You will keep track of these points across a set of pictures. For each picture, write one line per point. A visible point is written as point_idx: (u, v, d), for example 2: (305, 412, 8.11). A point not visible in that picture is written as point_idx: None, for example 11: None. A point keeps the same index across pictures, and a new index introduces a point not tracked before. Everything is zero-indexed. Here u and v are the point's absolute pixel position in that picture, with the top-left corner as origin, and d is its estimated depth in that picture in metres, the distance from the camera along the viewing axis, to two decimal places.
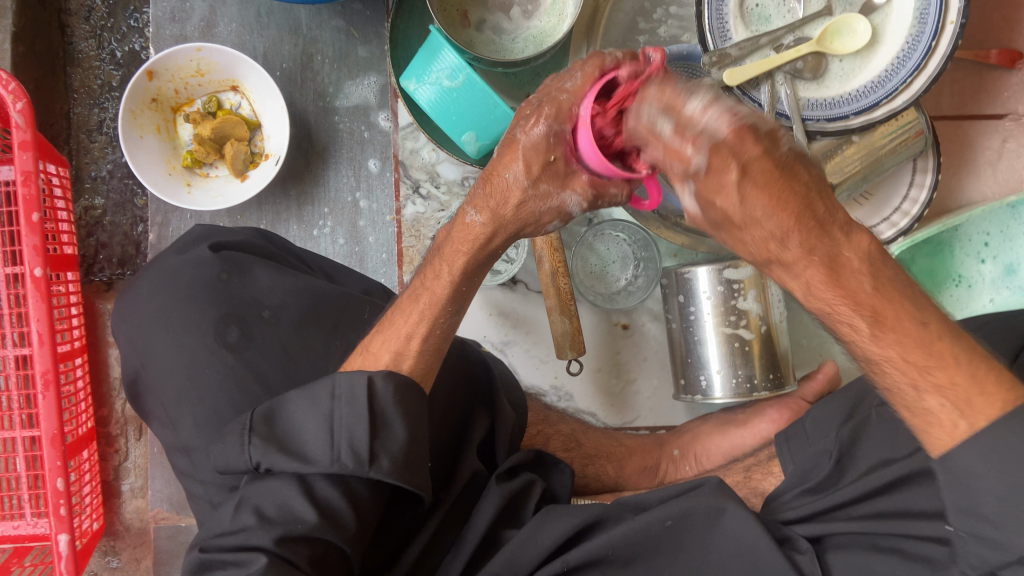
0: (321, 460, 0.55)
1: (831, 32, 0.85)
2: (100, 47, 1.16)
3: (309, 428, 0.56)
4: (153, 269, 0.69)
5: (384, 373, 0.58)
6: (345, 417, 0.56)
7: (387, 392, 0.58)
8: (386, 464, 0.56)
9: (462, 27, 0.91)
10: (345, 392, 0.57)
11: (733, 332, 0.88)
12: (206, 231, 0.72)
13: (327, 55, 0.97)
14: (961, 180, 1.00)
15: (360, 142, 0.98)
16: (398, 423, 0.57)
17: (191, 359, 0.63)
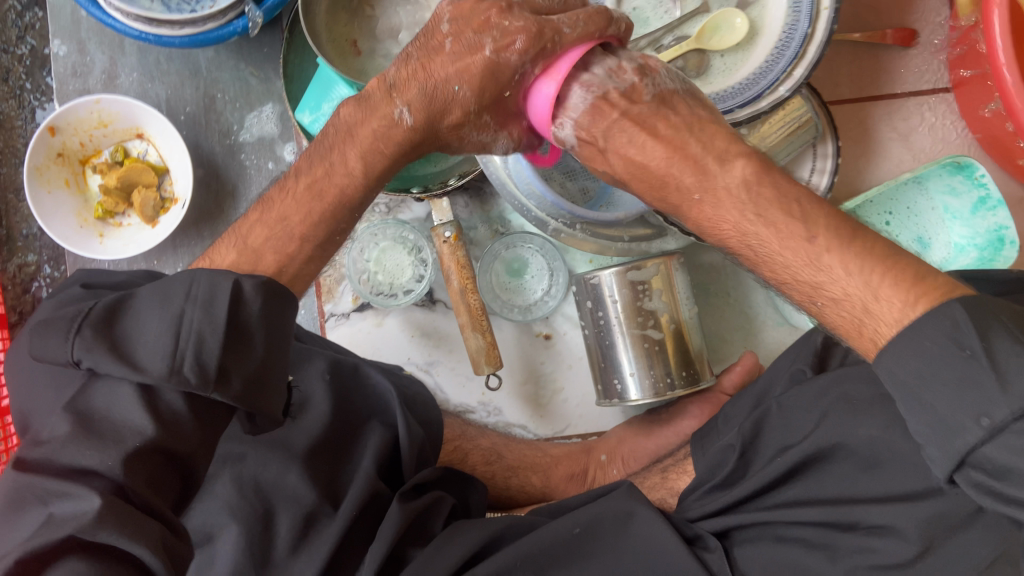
0: (156, 367, 0.50)
1: (708, 29, 0.86)
2: (20, 107, 1.17)
3: (130, 330, 0.52)
4: (31, 320, 0.71)
5: (251, 277, 0.53)
6: (162, 320, 0.51)
7: (205, 295, 0.52)
8: (194, 377, 0.50)
9: (355, 56, 0.93)
10: (201, 293, 0.52)
11: (643, 332, 0.88)
12: (86, 275, 0.73)
13: (229, 95, 0.99)
14: (869, 161, 1.00)
15: (269, 177, 0.99)
16: (215, 332, 0.51)
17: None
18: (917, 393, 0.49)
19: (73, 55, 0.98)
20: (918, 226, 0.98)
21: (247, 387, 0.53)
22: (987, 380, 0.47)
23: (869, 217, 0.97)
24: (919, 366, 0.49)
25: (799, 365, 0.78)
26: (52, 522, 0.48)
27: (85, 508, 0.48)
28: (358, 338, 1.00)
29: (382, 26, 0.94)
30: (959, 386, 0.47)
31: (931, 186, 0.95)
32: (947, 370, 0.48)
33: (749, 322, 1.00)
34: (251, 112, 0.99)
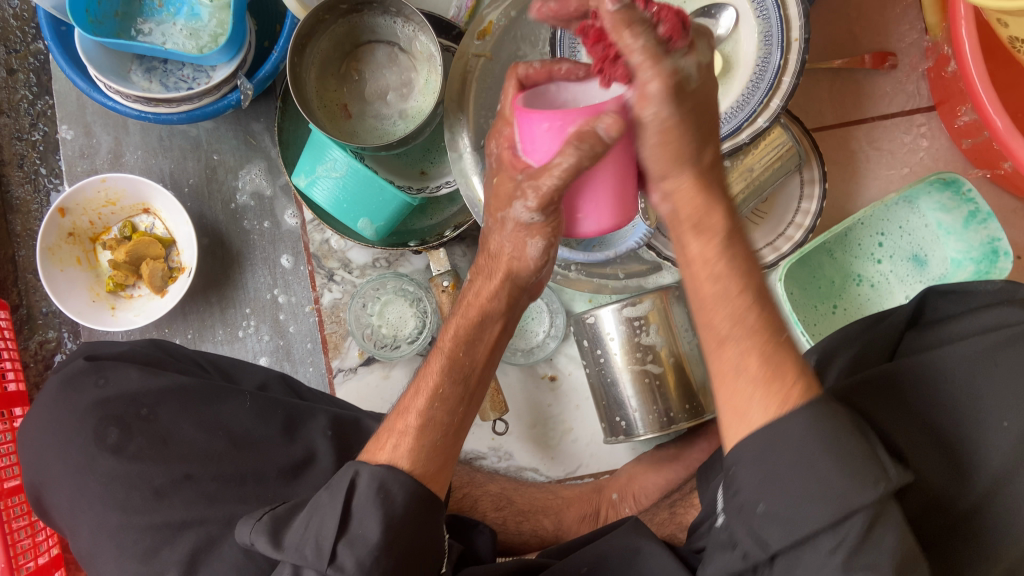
0: (290, 548, 0.57)
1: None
2: (36, 190, 1.22)
3: (302, 525, 0.59)
4: (42, 399, 0.76)
5: (370, 468, 0.60)
6: (328, 508, 0.58)
7: (372, 489, 0.59)
8: (349, 564, 0.56)
9: (346, 119, 0.97)
10: (336, 485, 0.60)
11: (643, 368, 0.89)
12: (91, 347, 0.79)
13: (229, 165, 1.03)
14: (857, 184, 1.01)
15: (271, 240, 1.03)
16: (373, 524, 0.57)
17: (76, 464, 0.70)
18: (772, 471, 0.51)
19: (80, 138, 1.03)
20: (910, 246, 0.98)
21: (400, 569, 0.57)
22: (870, 467, 0.50)
23: (856, 238, 0.99)
24: (803, 439, 0.50)
25: None
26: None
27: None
28: (367, 392, 1.02)
29: (370, 89, 0.98)
30: (838, 475, 0.49)
31: (923, 204, 0.95)
32: (828, 461, 0.50)
33: None
34: (247, 175, 1.03)
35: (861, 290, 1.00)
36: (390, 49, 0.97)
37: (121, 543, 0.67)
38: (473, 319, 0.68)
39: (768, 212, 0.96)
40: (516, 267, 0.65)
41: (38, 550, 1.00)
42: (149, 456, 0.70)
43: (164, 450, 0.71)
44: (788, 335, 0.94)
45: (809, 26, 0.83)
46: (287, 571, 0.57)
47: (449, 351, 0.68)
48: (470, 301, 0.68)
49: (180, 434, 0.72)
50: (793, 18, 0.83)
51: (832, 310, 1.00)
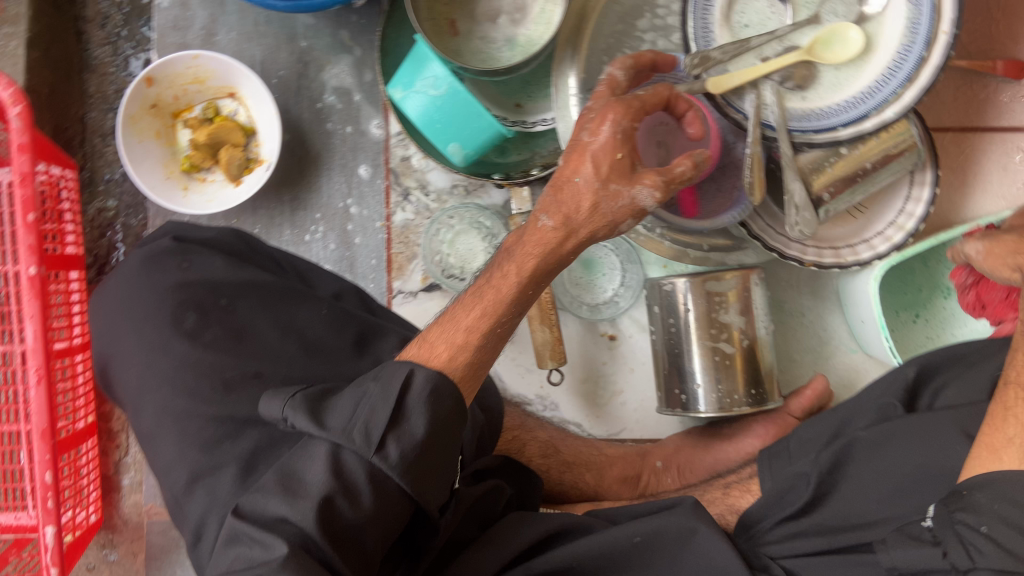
0: (333, 427, 0.55)
1: (823, 41, 0.82)
2: (115, 53, 1.21)
3: (347, 402, 0.57)
4: (121, 271, 0.74)
5: (424, 369, 0.58)
6: (380, 397, 0.56)
7: (428, 384, 0.57)
8: (394, 456, 0.54)
9: (452, 36, 0.92)
10: (386, 378, 0.58)
11: (714, 345, 0.86)
12: (176, 228, 0.77)
13: (322, 63, 0.99)
14: (968, 193, 0.96)
15: (352, 147, 1.00)
16: (421, 420, 0.56)
17: (153, 343, 0.69)
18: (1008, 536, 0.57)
19: (174, 9, 0.99)
20: None
21: (422, 473, 0.56)
22: None
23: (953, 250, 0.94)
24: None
25: (888, 399, 0.75)
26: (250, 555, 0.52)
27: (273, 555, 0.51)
28: (424, 318, 1.00)
29: (482, 9, 0.93)
30: None
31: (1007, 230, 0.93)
32: None
33: (821, 346, 0.99)
34: (339, 76, 0.99)
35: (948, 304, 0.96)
36: None
37: (183, 432, 0.65)
38: (531, 254, 0.64)
39: (868, 208, 0.91)
40: (603, 202, 0.62)
41: (76, 416, 1.00)
42: (226, 347, 0.69)
43: (239, 344, 0.70)
44: (864, 337, 0.93)
45: (962, 20, 0.76)
46: (324, 449, 0.55)
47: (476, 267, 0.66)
48: (528, 240, 0.64)
49: (255, 330, 0.71)
50: (946, 8, 0.76)
51: (913, 319, 0.97)
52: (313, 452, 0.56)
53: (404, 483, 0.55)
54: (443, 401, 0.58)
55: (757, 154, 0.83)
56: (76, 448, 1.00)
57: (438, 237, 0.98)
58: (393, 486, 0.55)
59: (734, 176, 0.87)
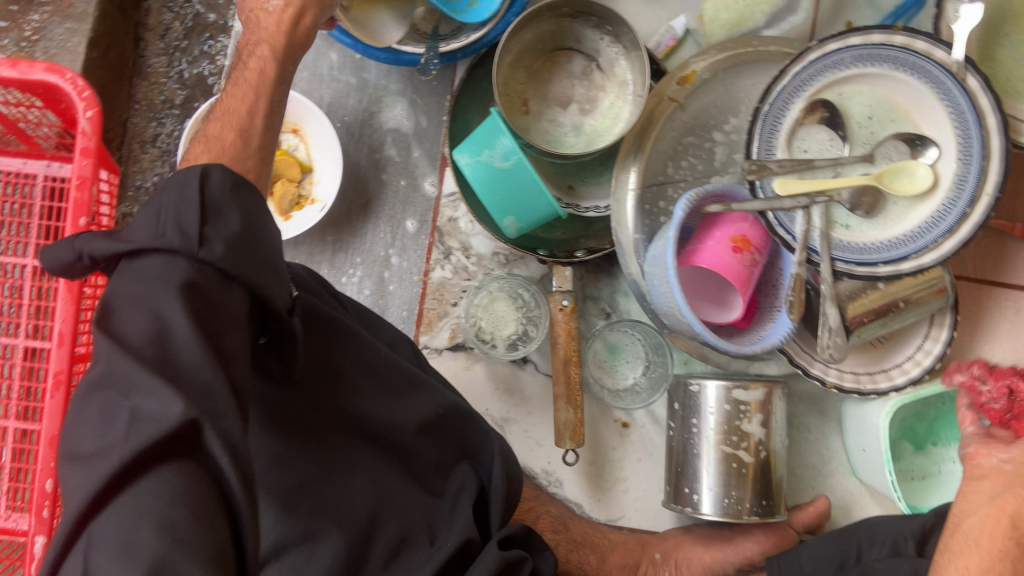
0: (140, 236, 0.50)
1: (890, 172, 0.86)
2: (169, 65, 1.22)
3: (145, 216, 0.51)
4: None
5: (220, 168, 0.53)
6: (174, 198, 0.51)
7: (226, 182, 0.53)
8: (219, 248, 0.50)
9: (522, 114, 0.95)
10: (174, 184, 0.52)
11: (733, 452, 0.89)
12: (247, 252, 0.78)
13: (387, 115, 1.02)
14: (982, 340, 1.01)
15: (403, 201, 1.02)
16: (235, 212, 0.52)
17: None
18: None
19: None
20: None
21: (258, 263, 0.53)
22: None
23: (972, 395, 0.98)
24: None
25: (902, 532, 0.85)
26: (133, 420, 0.44)
27: (171, 414, 0.44)
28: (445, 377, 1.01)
29: (554, 93, 0.97)
30: None
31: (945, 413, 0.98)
32: None
33: (823, 464, 1.03)
34: (399, 132, 1.02)
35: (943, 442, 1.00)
36: (587, 62, 0.96)
37: None
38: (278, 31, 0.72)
39: (888, 340, 0.95)
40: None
41: None
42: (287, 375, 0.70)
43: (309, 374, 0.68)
44: (865, 464, 0.97)
45: (1006, 184, 0.79)
46: (190, 263, 0.49)
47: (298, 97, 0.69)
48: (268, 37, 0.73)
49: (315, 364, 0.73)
50: (992, 171, 0.79)
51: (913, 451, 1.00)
52: (164, 263, 0.50)
53: (239, 272, 0.51)
54: (248, 203, 0.54)
55: (800, 277, 0.88)
56: None
57: (472, 299, 0.99)
58: (239, 288, 0.52)
59: (775, 296, 0.92)
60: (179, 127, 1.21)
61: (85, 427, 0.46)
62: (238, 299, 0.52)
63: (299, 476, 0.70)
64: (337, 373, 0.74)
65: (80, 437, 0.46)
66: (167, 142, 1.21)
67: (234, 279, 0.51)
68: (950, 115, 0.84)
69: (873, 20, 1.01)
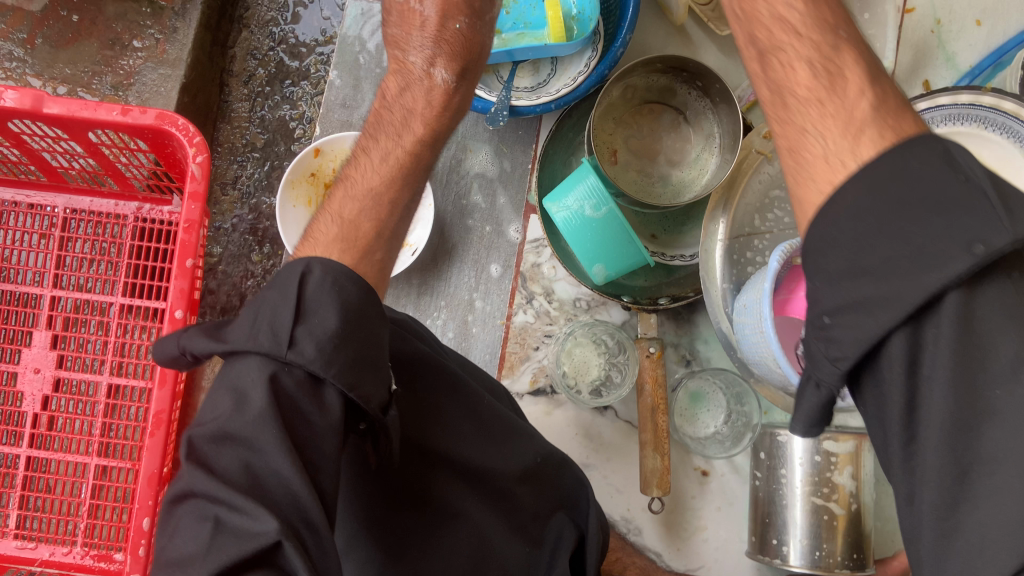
0: (239, 341, 0.52)
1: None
2: (252, 110, 1.25)
3: (245, 316, 0.53)
4: None
5: (319, 266, 0.56)
6: (277, 294, 0.53)
7: (324, 281, 0.55)
8: (309, 350, 0.51)
9: (611, 164, 0.98)
10: (278, 283, 0.55)
11: (823, 504, 0.89)
12: None
13: (474, 163, 1.04)
14: None
15: (488, 246, 1.04)
16: (331, 313, 0.53)
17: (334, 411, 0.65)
18: None
19: (346, 88, 1.04)
20: None
21: (357, 365, 0.53)
22: None
23: None
24: None
25: None
26: (218, 532, 0.46)
27: (263, 532, 0.45)
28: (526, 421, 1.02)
29: (641, 145, 0.99)
30: None
31: None
32: None
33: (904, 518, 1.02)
34: (484, 179, 1.04)
35: None
36: (676, 116, 0.99)
37: None
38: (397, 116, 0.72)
39: None
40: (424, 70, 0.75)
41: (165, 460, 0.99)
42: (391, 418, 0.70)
43: None
44: None
45: None
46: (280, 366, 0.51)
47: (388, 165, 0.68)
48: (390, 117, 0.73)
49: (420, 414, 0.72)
50: None
51: None
52: (256, 362, 0.51)
53: (335, 379, 0.52)
54: (347, 296, 0.55)
55: None
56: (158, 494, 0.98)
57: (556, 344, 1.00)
58: (332, 396, 0.52)
59: None
60: (260, 169, 1.24)
61: (175, 538, 0.48)
62: (331, 403, 0.52)
63: (402, 526, 0.70)
64: (439, 418, 0.74)
65: (168, 546, 0.48)
66: (247, 184, 1.24)
67: (327, 382, 0.52)
68: None
69: (952, 79, 1.04)
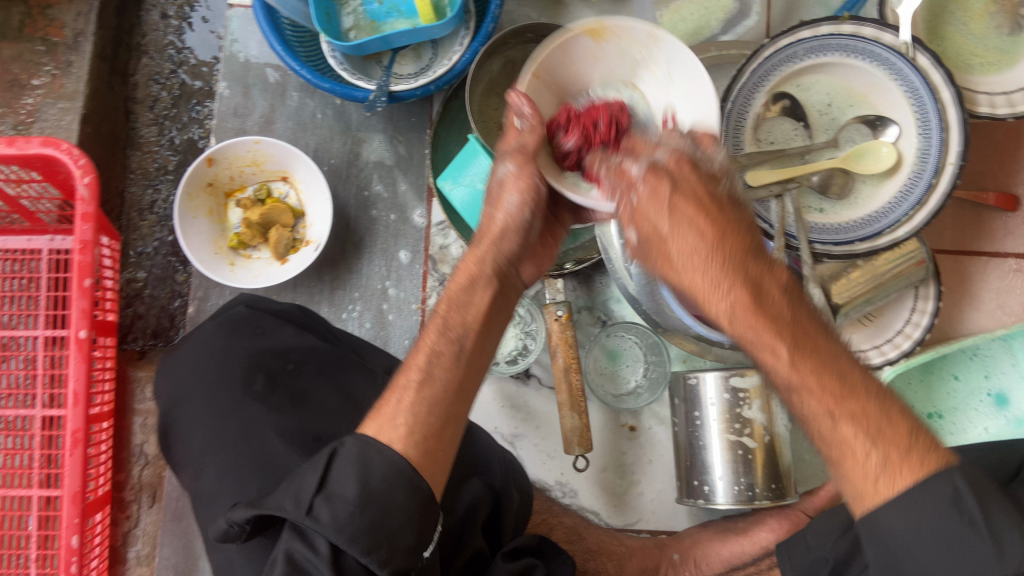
0: (272, 510, 0.59)
1: (855, 154, 0.91)
2: (160, 134, 1.27)
3: (282, 490, 0.59)
4: (195, 335, 0.78)
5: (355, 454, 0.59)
6: (310, 470, 0.59)
7: (353, 452, 0.59)
8: (322, 518, 0.56)
9: (499, 137, 1.00)
10: (313, 462, 0.60)
11: (737, 440, 0.91)
12: (248, 297, 0.83)
13: (371, 155, 1.05)
14: (964, 309, 1.07)
15: (394, 234, 1.05)
16: (351, 482, 0.58)
17: (221, 407, 0.71)
18: None
19: (236, 97, 1.06)
20: (1004, 385, 1.02)
21: (372, 532, 0.56)
22: None
23: (968, 359, 1.02)
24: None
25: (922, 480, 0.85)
26: None
27: None
28: None
29: None
30: None
31: (1018, 345, 0.99)
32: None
33: None
34: (382, 168, 1.06)
35: (942, 410, 1.03)
36: None
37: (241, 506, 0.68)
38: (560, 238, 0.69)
39: (878, 317, 1.00)
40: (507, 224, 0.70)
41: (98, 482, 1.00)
42: (291, 409, 0.71)
43: (302, 407, 0.72)
44: None
45: (966, 152, 0.85)
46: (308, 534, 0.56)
47: (442, 318, 0.69)
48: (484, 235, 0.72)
49: (321, 397, 0.74)
50: (953, 141, 0.85)
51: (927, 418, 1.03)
52: (289, 547, 0.57)
53: (357, 549, 0.55)
54: (368, 455, 0.59)
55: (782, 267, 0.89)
56: (95, 515, 0.99)
57: None
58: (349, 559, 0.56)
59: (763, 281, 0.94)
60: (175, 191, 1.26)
61: None
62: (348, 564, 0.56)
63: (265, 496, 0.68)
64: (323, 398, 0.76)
65: None
66: (164, 207, 1.26)
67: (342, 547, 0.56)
68: (905, 94, 0.89)
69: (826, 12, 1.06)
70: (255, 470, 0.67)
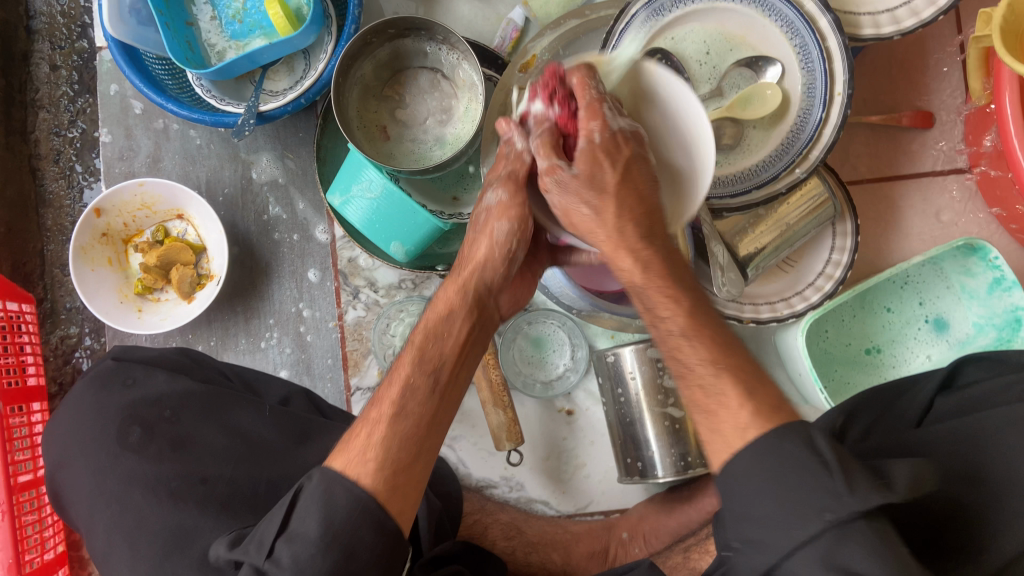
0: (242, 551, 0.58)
1: (742, 100, 0.87)
2: (69, 186, 1.25)
3: (271, 523, 0.58)
4: (72, 399, 0.81)
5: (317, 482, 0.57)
6: (275, 509, 0.58)
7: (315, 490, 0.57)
8: (282, 560, 0.55)
9: (383, 141, 0.98)
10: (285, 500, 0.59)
11: (663, 411, 0.89)
12: (123, 349, 0.85)
13: (263, 178, 1.03)
14: (894, 236, 1.03)
15: (300, 254, 1.03)
16: (313, 521, 0.56)
17: (99, 463, 0.75)
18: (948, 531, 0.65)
19: (120, 141, 1.04)
20: (941, 309, 0.99)
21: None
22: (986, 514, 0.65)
23: (897, 289, 0.99)
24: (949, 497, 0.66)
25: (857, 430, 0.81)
26: None
27: None
28: None
29: (410, 113, 0.98)
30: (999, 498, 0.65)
31: (947, 268, 0.96)
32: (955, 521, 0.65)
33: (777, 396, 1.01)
34: (277, 190, 1.04)
35: (880, 345, 1.01)
36: (434, 75, 0.98)
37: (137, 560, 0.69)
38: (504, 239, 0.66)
39: (799, 262, 0.98)
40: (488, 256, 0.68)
41: (43, 546, 1.00)
42: (168, 457, 0.74)
43: (183, 451, 0.75)
44: (804, 388, 0.97)
45: (853, 81, 0.82)
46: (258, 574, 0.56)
47: (419, 347, 0.66)
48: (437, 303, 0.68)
49: (199, 438, 0.76)
50: (838, 72, 0.82)
51: (865, 353, 1.01)
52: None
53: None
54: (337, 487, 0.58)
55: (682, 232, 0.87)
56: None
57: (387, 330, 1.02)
58: None
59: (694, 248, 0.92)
60: None
61: None
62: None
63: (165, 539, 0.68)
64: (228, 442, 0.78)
65: None
66: None
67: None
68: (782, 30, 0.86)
69: None
70: (138, 530, 0.70)
